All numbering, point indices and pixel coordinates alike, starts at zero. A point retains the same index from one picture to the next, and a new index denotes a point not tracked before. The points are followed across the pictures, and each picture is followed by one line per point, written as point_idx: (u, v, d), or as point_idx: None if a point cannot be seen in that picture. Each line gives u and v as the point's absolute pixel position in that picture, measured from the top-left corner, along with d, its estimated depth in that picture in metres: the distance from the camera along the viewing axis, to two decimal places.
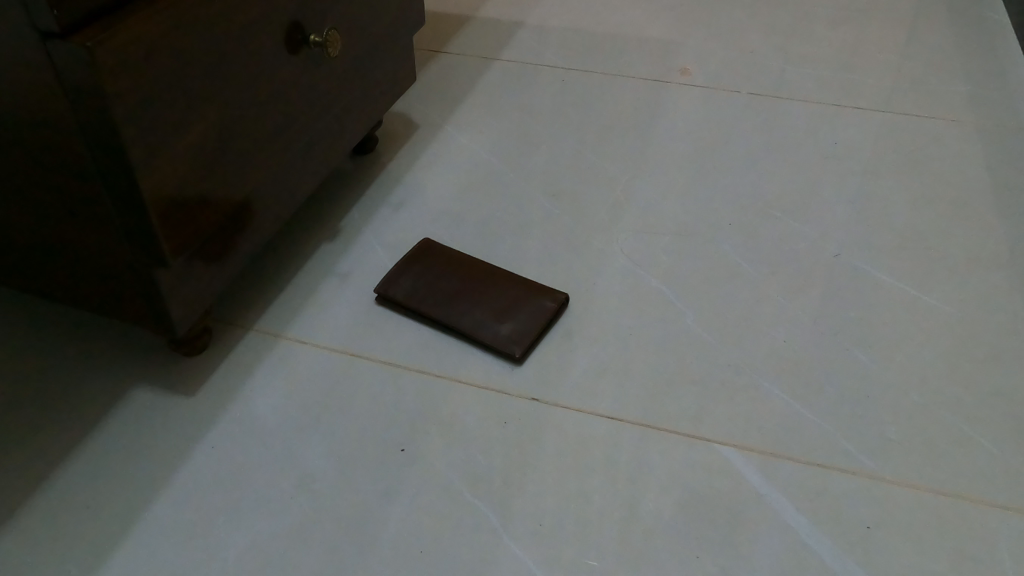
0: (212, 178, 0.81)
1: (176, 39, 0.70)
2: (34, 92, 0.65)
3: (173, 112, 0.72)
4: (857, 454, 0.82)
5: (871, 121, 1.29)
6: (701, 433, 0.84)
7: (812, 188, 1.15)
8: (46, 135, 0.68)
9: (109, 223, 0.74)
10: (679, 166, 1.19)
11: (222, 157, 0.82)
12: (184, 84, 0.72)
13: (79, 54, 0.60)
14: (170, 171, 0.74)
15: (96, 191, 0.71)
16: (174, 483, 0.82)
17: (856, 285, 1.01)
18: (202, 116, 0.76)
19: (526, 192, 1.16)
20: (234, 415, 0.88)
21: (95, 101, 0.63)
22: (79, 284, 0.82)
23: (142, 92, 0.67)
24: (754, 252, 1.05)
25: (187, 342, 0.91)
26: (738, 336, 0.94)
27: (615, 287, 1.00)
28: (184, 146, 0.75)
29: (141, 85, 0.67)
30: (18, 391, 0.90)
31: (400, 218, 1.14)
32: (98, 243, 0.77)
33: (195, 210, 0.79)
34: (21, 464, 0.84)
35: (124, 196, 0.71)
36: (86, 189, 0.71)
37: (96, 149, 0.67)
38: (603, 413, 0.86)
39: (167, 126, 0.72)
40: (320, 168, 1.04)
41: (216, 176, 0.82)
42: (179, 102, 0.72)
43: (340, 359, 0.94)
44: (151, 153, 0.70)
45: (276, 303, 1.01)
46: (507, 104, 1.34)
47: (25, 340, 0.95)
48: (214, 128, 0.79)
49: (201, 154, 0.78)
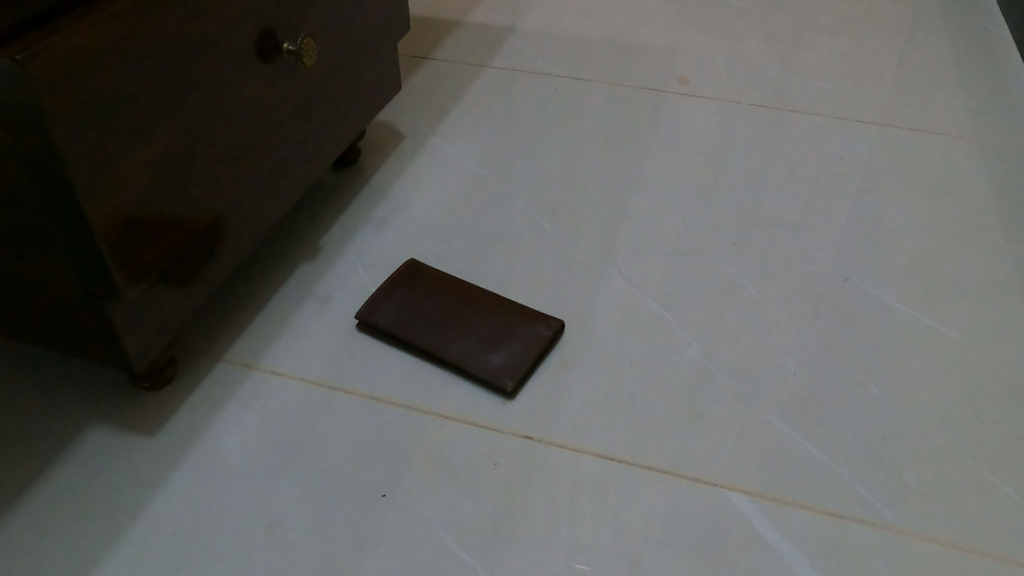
0: (174, 200, 0.75)
1: (127, 48, 0.63)
2: None
3: (124, 129, 0.65)
4: (874, 504, 0.77)
5: (877, 135, 1.23)
6: (707, 477, 0.78)
7: (819, 207, 1.10)
8: None
9: (55, 253, 0.67)
10: (679, 182, 1.13)
11: (184, 176, 0.75)
12: (138, 97, 0.66)
13: (10, 67, 0.54)
14: (124, 194, 0.67)
15: (39, 218, 0.64)
16: (132, 532, 0.75)
17: (867, 313, 0.95)
18: (160, 133, 0.70)
19: (518, 209, 1.09)
20: (201, 454, 0.81)
21: (32, 120, 0.57)
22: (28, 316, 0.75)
23: (87, 108, 0.60)
24: (760, 275, 0.99)
25: (149, 376, 0.84)
26: (745, 368, 0.88)
27: (614, 313, 0.94)
28: (139, 165, 0.68)
29: (87, 100, 0.60)
30: None
31: (384, 236, 1.07)
32: (43, 273, 0.70)
33: (152, 236, 0.72)
34: None
35: (71, 222, 0.64)
36: (28, 215, 0.65)
37: (37, 172, 0.61)
38: (602, 453, 0.80)
39: (119, 145, 0.65)
40: (298, 184, 0.97)
41: (178, 197, 0.75)
42: (133, 118, 0.66)
43: (317, 392, 0.87)
44: (100, 174, 0.64)
45: (250, 330, 0.94)
46: (498, 114, 1.27)
47: None
48: (175, 146, 0.72)
49: (159, 175, 0.71)
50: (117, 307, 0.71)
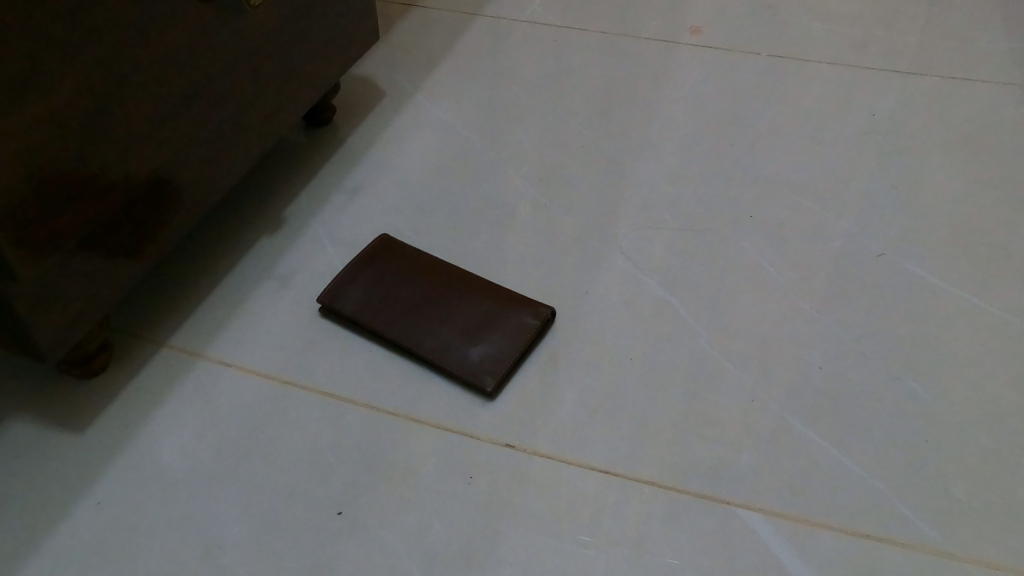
0: (78, 162, 0.65)
1: None
2: None
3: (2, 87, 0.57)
4: (917, 522, 0.66)
5: (915, 87, 1.09)
6: (716, 493, 0.68)
7: (849, 171, 0.97)
8: None
9: None
10: (690, 145, 1.00)
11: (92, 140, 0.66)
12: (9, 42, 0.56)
13: None
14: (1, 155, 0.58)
15: None
16: (47, 549, 0.67)
17: (904, 294, 0.83)
18: (49, 84, 0.60)
19: (508, 176, 0.97)
20: (133, 460, 0.72)
21: None
22: None
23: None
24: (780, 252, 0.87)
25: (80, 362, 0.75)
26: (762, 361, 0.77)
27: (612, 297, 0.82)
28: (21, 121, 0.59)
29: None
30: None
31: (355, 207, 0.95)
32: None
33: (52, 207, 0.64)
34: None
35: None
36: None
37: None
38: (594, 466, 0.69)
39: None
40: (246, 149, 0.86)
41: (83, 159, 0.66)
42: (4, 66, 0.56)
43: (269, 388, 0.76)
44: None
45: (198, 315, 0.83)
46: (487, 68, 1.14)
47: None
48: (77, 106, 0.63)
49: (52, 131, 0.62)
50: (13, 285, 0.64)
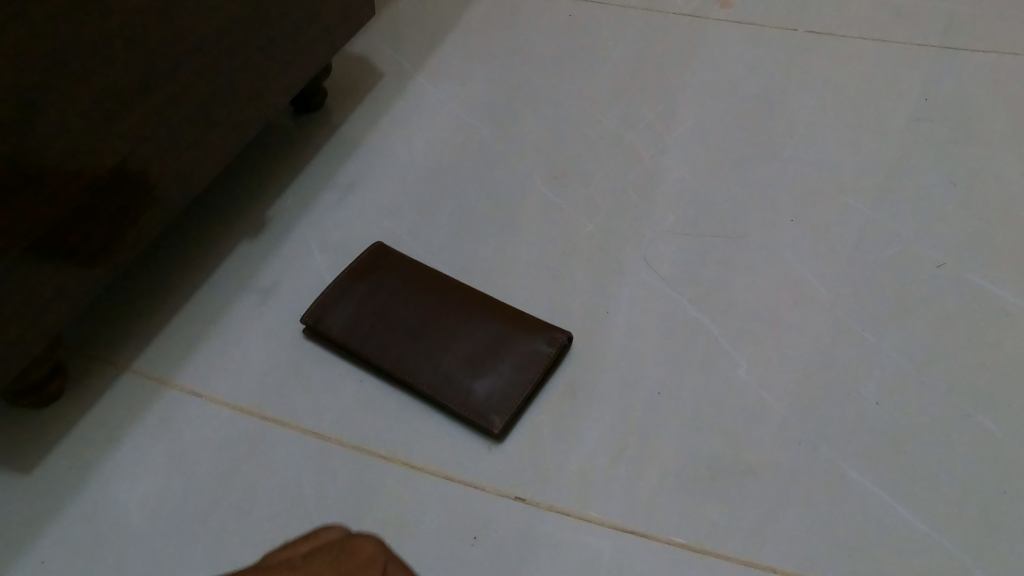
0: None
1: None
2: None
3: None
4: None
5: (983, 62, 0.94)
6: (762, 560, 0.58)
7: (905, 162, 0.85)
8: None
9: None
10: (721, 134, 0.89)
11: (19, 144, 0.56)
12: None
13: None
14: None
15: None
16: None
17: (972, 312, 0.72)
18: None
19: (517, 172, 0.86)
20: (87, 508, 0.63)
21: None
22: None
23: None
24: (828, 262, 0.77)
25: (31, 390, 0.66)
26: (809, 395, 0.67)
27: (637, 318, 0.72)
28: None
29: None
30: None
31: (346, 207, 0.85)
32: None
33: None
34: None
35: None
36: None
37: None
38: (620, 525, 0.60)
39: None
40: (217, 144, 0.75)
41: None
42: None
43: (245, 424, 0.67)
44: None
45: (167, 335, 0.74)
46: (496, 45, 1.02)
47: None
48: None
49: None
50: None
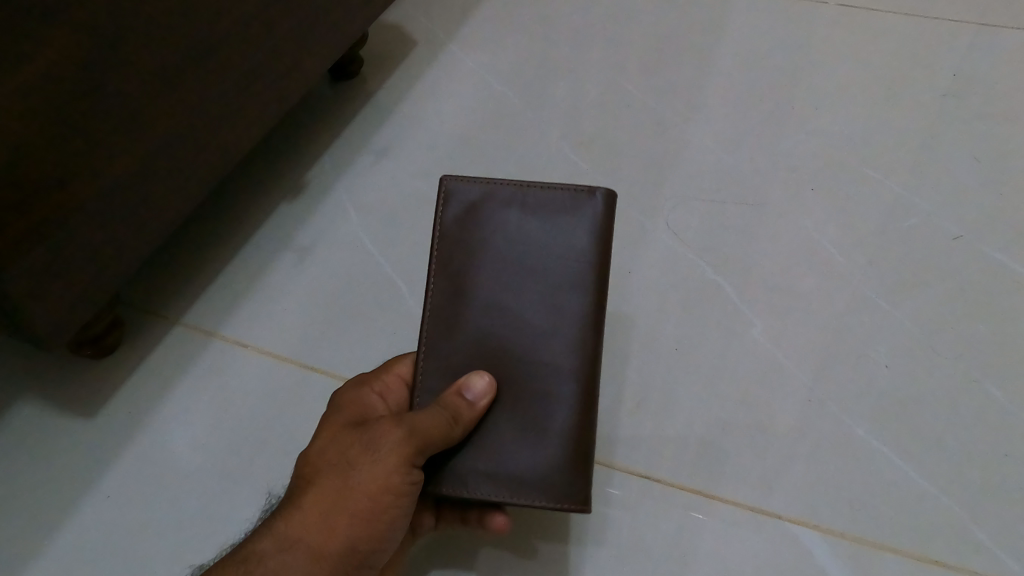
0: (80, 146, 0.58)
1: None
2: None
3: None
4: (994, 550, 0.61)
5: (1011, 38, 0.94)
6: (766, 507, 0.63)
7: (929, 139, 0.86)
8: None
9: None
10: (746, 106, 0.90)
11: (87, 117, 0.58)
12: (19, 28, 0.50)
13: None
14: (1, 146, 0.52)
15: None
16: (52, 550, 0.65)
17: (987, 284, 0.75)
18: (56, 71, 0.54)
19: (547, 139, 0.89)
20: (144, 449, 0.69)
21: None
22: None
23: None
24: (846, 229, 0.79)
25: (90, 342, 0.71)
26: (820, 357, 0.70)
27: (657, 280, 0.76)
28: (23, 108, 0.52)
29: None
30: None
31: (381, 168, 0.89)
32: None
33: (42, 193, 0.57)
34: None
35: None
36: None
37: None
38: (635, 470, 0.65)
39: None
40: (262, 111, 0.79)
41: (85, 142, 0.59)
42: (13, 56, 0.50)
43: (288, 374, 0.73)
44: None
45: (213, 288, 0.79)
46: (528, 13, 1.04)
47: None
48: (65, 79, 0.55)
49: (56, 120, 0.55)
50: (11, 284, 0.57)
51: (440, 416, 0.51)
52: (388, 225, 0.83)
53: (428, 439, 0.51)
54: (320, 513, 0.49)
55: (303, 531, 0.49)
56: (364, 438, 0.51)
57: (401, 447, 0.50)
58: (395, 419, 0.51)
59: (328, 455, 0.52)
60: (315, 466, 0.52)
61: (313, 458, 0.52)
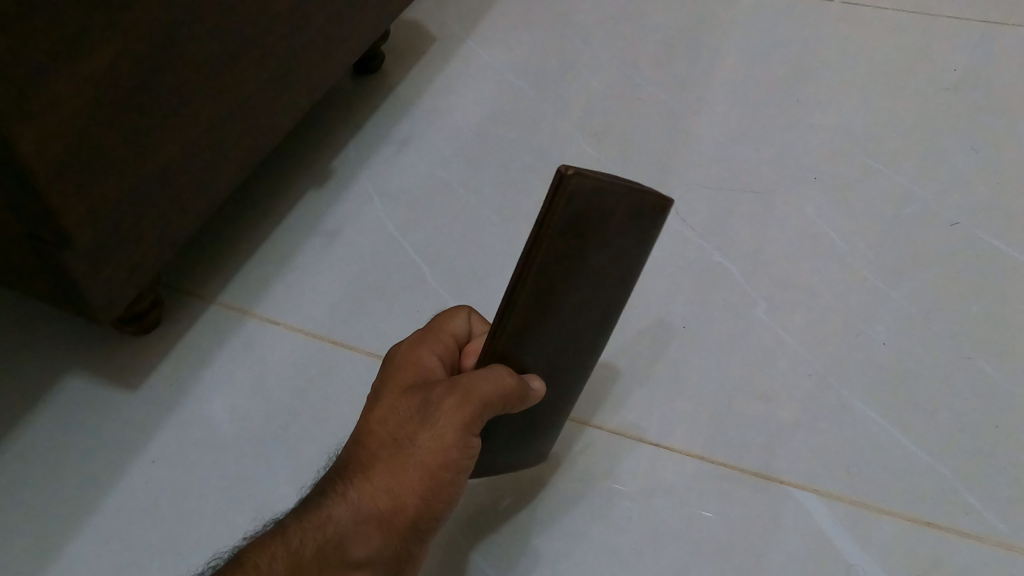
0: (133, 131, 0.63)
1: None
2: None
3: (55, 52, 0.52)
4: (983, 512, 0.65)
5: (1007, 36, 0.98)
6: (769, 473, 0.67)
7: (928, 131, 0.90)
8: None
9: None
10: (753, 100, 0.95)
11: (141, 105, 0.63)
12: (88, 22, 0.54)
13: None
14: (68, 129, 0.56)
15: None
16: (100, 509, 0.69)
17: (981, 268, 0.78)
18: (117, 62, 0.58)
19: (562, 130, 0.94)
20: (184, 418, 0.74)
21: None
22: None
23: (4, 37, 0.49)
24: (847, 216, 0.83)
25: (134, 318, 0.76)
26: (821, 336, 0.74)
27: (667, 263, 0.80)
28: (88, 95, 0.57)
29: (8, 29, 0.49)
30: None
31: (403, 158, 0.93)
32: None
33: (101, 175, 0.61)
34: None
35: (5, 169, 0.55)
36: None
37: None
38: (645, 438, 0.70)
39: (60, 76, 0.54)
40: (292, 101, 0.83)
41: (137, 128, 0.63)
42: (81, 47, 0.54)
43: (317, 348, 0.78)
44: (33, 110, 0.53)
45: (246, 269, 0.84)
46: (543, 11, 1.09)
47: None
48: (124, 69, 0.59)
49: (114, 107, 0.60)
50: (68, 257, 0.62)
51: (502, 387, 0.52)
52: (410, 211, 0.88)
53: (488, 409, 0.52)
54: (386, 484, 0.52)
55: (372, 502, 0.51)
56: (422, 408, 0.53)
57: (458, 416, 0.52)
58: (452, 386, 0.52)
59: (387, 427, 0.54)
60: (378, 438, 0.53)
61: (374, 424, 0.55)
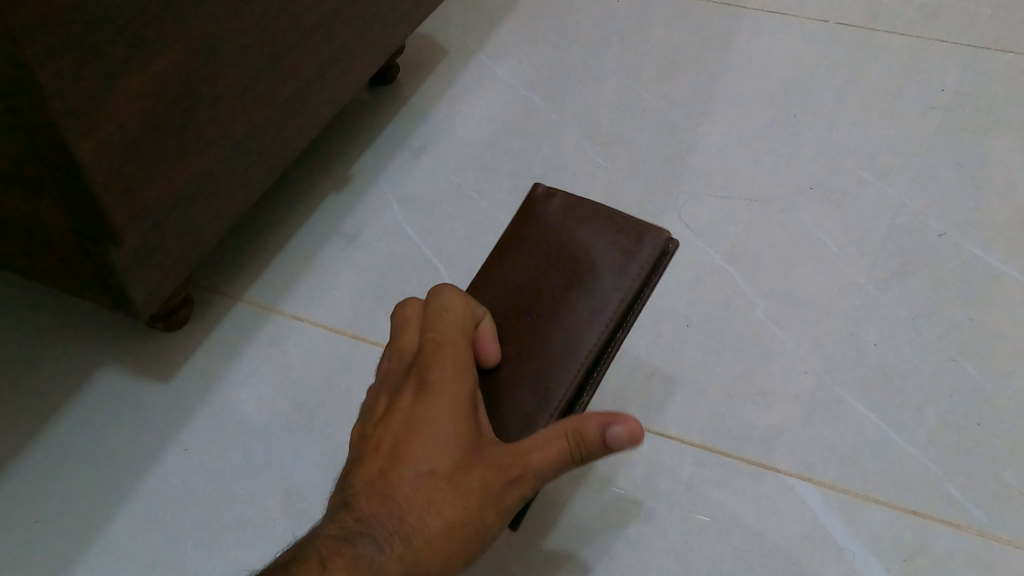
0: (177, 138, 0.67)
1: None
2: None
3: (111, 67, 0.57)
4: (964, 503, 0.69)
5: (991, 59, 1.04)
6: (766, 462, 0.72)
7: (916, 146, 0.95)
8: None
9: (52, 201, 0.63)
10: (752, 114, 1.00)
11: (183, 113, 0.67)
12: (143, 37, 0.59)
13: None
14: (121, 137, 0.61)
15: (41, 173, 0.60)
16: (136, 494, 0.73)
17: (965, 275, 0.83)
18: (166, 74, 0.63)
19: (571, 140, 0.99)
20: (215, 408, 0.78)
21: (15, 73, 0.51)
22: (39, 261, 0.72)
23: (71, 51, 0.53)
24: (840, 224, 0.88)
25: (167, 314, 0.80)
26: (815, 336, 0.79)
27: (671, 266, 0.85)
28: (138, 104, 0.61)
29: (76, 44, 0.53)
30: None
31: (421, 164, 0.98)
32: (12, 198, 0.64)
33: (147, 179, 0.66)
34: None
35: (62, 173, 0.59)
36: (31, 171, 0.60)
37: (23, 124, 0.55)
38: (651, 428, 0.74)
39: (117, 87, 0.58)
40: (317, 109, 0.88)
41: (181, 136, 0.68)
42: (135, 60, 0.59)
43: (340, 343, 0.82)
44: (92, 119, 0.57)
45: (272, 269, 0.88)
46: (552, 26, 1.14)
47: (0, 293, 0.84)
48: (171, 80, 0.64)
49: (160, 116, 0.64)
50: (114, 254, 0.66)
51: (562, 445, 0.48)
52: (427, 214, 0.92)
53: (546, 468, 0.48)
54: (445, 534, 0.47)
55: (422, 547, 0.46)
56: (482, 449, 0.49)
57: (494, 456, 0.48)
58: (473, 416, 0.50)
59: (439, 462, 0.48)
60: (432, 474, 0.48)
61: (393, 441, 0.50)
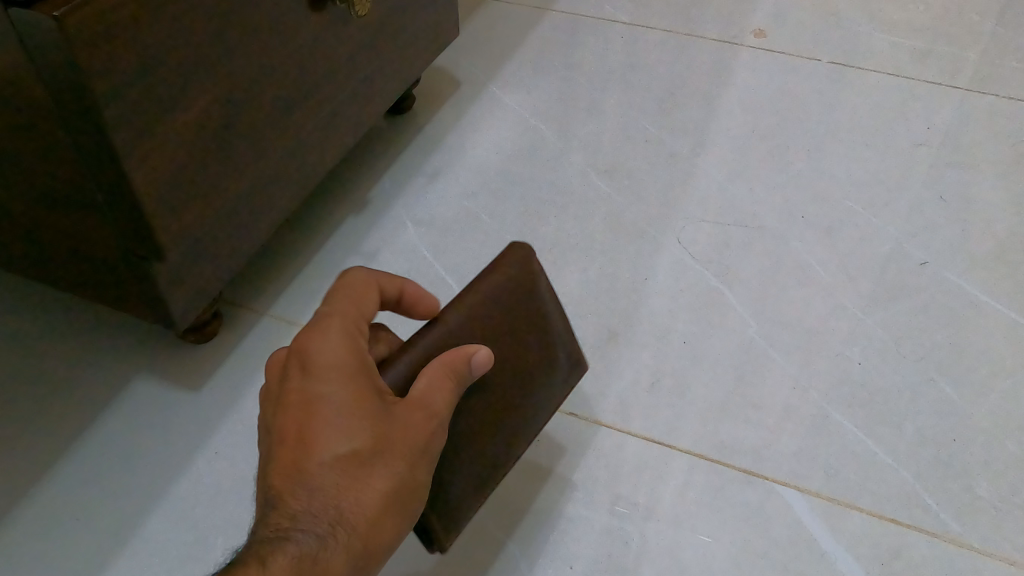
0: (218, 164, 0.74)
1: (182, 32, 0.62)
2: (32, 106, 0.60)
3: (163, 99, 0.63)
4: (940, 514, 0.74)
5: (974, 101, 1.10)
6: (756, 471, 0.77)
7: (901, 180, 1.01)
8: (42, 143, 0.63)
9: (105, 222, 0.69)
10: (748, 146, 1.06)
11: (224, 144, 0.73)
12: (193, 76, 0.65)
13: (71, 70, 0.55)
14: (170, 164, 0.67)
15: (97, 196, 0.66)
16: (169, 495, 0.78)
17: (946, 302, 0.89)
18: (211, 108, 0.69)
19: (576, 166, 1.05)
20: (242, 416, 0.83)
21: (86, 110, 0.57)
22: (86, 279, 0.78)
23: (132, 90, 0.59)
24: (829, 251, 0.94)
25: (197, 328, 0.85)
26: (804, 355, 0.85)
27: (670, 288, 0.91)
28: (187, 135, 0.68)
29: (137, 84, 0.60)
30: (31, 368, 0.85)
31: (434, 189, 1.04)
32: (68, 219, 0.70)
33: (190, 202, 0.72)
34: (29, 453, 0.80)
35: (118, 197, 0.65)
36: (89, 195, 0.66)
37: (87, 152, 0.61)
38: (649, 437, 0.80)
39: (170, 121, 0.65)
40: (341, 138, 0.94)
41: (221, 163, 0.74)
42: (186, 96, 0.65)
43: None
44: (147, 148, 0.63)
45: (295, 286, 0.94)
46: (560, 61, 1.21)
47: (45, 309, 0.90)
48: (215, 113, 0.70)
49: (204, 147, 0.70)
50: (157, 270, 0.72)
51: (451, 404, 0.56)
52: (441, 236, 0.98)
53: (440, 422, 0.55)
54: (370, 504, 0.51)
55: (354, 520, 0.50)
56: (399, 451, 0.52)
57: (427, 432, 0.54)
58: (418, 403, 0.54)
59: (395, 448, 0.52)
60: (397, 457, 0.52)
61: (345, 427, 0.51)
